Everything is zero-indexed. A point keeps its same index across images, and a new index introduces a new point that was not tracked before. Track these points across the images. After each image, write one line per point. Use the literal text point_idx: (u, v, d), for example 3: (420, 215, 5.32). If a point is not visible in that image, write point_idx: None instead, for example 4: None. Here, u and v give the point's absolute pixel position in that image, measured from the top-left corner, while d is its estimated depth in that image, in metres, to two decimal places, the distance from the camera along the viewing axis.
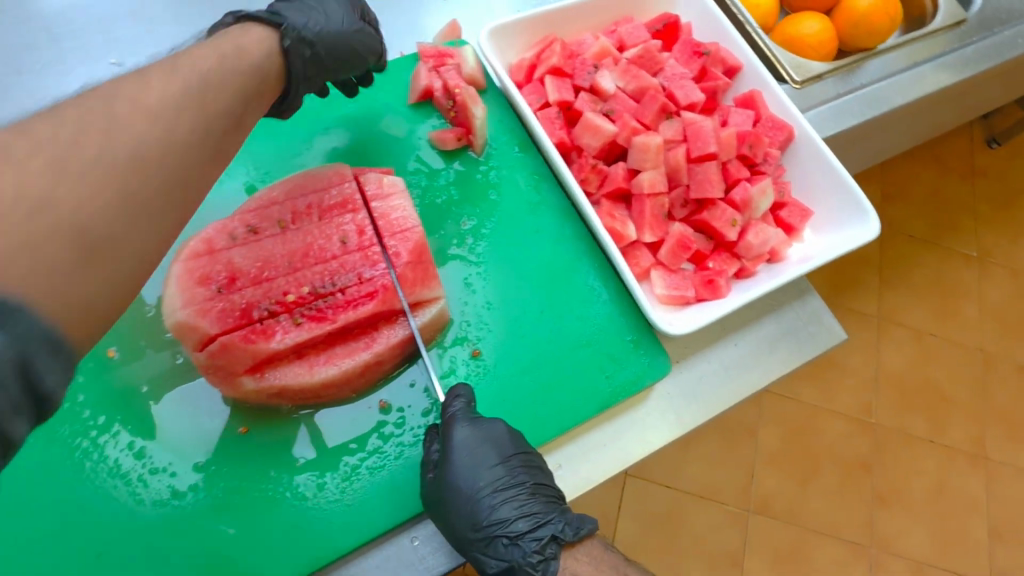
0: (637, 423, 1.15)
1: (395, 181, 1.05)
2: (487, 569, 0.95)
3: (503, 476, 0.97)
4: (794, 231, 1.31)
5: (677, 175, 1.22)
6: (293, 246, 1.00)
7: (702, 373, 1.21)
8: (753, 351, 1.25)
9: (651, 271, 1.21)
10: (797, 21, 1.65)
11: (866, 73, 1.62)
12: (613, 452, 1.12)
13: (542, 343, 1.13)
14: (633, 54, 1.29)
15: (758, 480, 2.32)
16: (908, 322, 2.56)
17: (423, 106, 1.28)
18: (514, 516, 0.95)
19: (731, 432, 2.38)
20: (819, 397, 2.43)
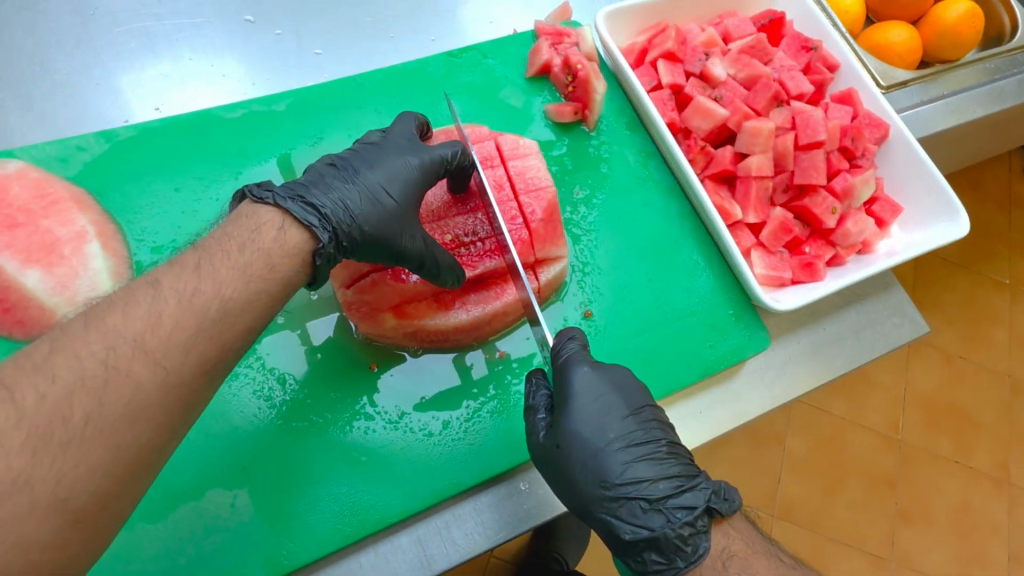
0: (728, 396, 1.20)
1: (530, 144, 1.13)
2: (620, 534, 0.90)
3: (635, 432, 0.94)
4: (884, 226, 1.35)
5: (784, 162, 1.27)
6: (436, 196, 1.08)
7: (788, 355, 1.25)
8: (838, 339, 1.28)
9: (751, 251, 1.26)
10: (884, 30, 1.70)
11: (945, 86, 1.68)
12: (707, 419, 1.18)
13: (649, 309, 1.19)
14: (741, 46, 1.35)
15: (784, 488, 2.32)
16: (938, 344, 2.57)
17: (540, 79, 1.34)
18: (652, 479, 0.90)
19: (760, 436, 2.38)
20: (848, 410, 2.44)
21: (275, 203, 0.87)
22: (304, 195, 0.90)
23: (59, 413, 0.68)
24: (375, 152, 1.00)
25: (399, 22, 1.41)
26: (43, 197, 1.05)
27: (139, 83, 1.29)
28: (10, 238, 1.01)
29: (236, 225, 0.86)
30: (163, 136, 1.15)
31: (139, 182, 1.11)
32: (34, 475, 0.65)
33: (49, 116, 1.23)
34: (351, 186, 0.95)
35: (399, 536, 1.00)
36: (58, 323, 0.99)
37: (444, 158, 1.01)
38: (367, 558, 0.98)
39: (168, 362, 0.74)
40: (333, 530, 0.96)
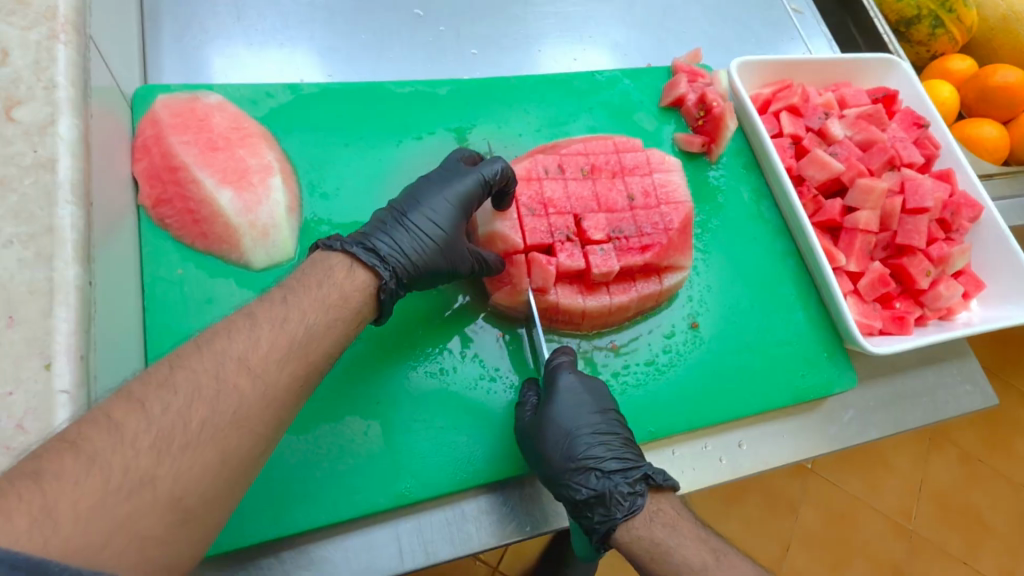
0: (801, 433, 1.26)
1: (671, 161, 1.23)
2: (572, 495, 0.96)
3: (599, 418, 1.01)
4: (967, 298, 1.44)
5: (889, 222, 1.37)
6: (590, 193, 1.18)
7: (858, 412, 1.31)
8: (909, 396, 1.35)
9: (848, 297, 1.35)
10: (976, 124, 1.83)
11: (1016, 189, 1.82)
12: (786, 444, 1.24)
13: (748, 331, 1.27)
14: (859, 113, 1.47)
15: (792, 556, 2.32)
16: (960, 443, 2.62)
17: (670, 111, 1.46)
18: (604, 459, 0.97)
19: (775, 501, 2.40)
20: (863, 489, 2.47)
21: (343, 249, 0.96)
22: (365, 241, 0.99)
23: (180, 419, 0.72)
24: (422, 189, 1.08)
25: (547, 41, 1.57)
26: (238, 129, 1.16)
27: (317, 48, 1.42)
28: (209, 158, 1.12)
29: (308, 272, 0.93)
30: (340, 98, 1.27)
31: (313, 133, 1.23)
32: (158, 473, 0.68)
33: (235, 60, 1.36)
34: (405, 227, 1.03)
35: (503, 492, 1.06)
36: (217, 255, 1.08)
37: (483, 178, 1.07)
38: (473, 507, 1.05)
39: (269, 376, 0.81)
40: (451, 474, 1.03)
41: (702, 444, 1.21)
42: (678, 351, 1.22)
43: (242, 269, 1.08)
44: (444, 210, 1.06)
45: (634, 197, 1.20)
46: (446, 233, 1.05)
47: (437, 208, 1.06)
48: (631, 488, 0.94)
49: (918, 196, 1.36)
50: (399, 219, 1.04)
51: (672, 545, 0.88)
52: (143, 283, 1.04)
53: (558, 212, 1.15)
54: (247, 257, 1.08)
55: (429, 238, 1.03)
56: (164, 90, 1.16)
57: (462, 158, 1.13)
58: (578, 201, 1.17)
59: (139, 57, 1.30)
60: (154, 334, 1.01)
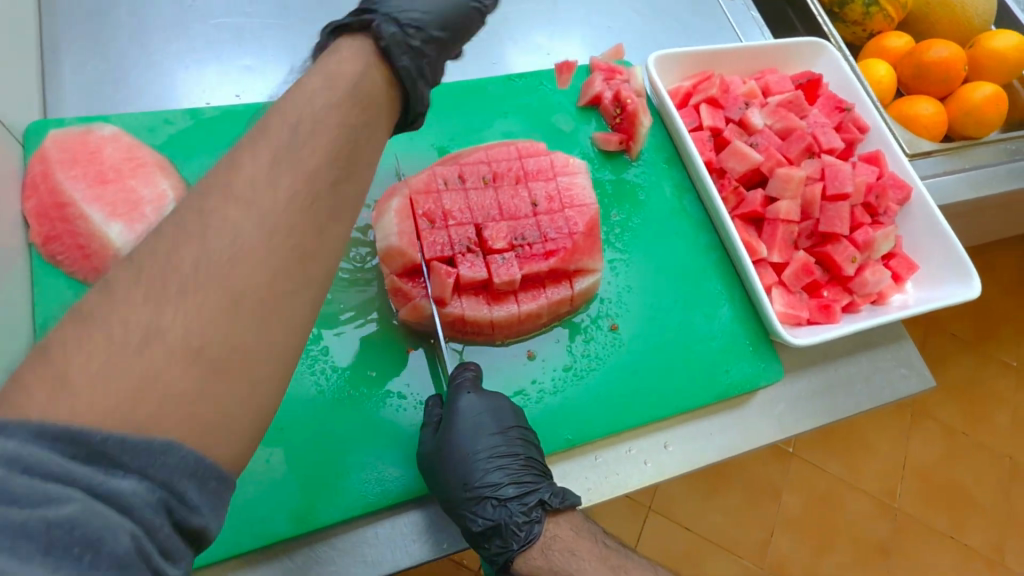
0: (731, 428, 1.25)
1: (579, 163, 1.21)
2: (471, 526, 0.97)
3: (501, 443, 1.00)
4: (899, 280, 1.42)
5: (811, 209, 1.36)
6: (491, 201, 1.17)
7: (791, 403, 1.30)
8: (844, 383, 1.34)
9: (773, 288, 1.33)
10: (913, 102, 1.81)
11: (958, 163, 1.80)
12: (717, 440, 1.23)
13: (669, 330, 1.26)
14: (778, 101, 1.45)
15: (776, 542, 2.32)
16: (938, 417, 2.60)
17: (588, 110, 1.44)
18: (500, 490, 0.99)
19: (754, 488, 2.39)
20: (846, 469, 2.46)
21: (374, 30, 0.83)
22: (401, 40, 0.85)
23: None
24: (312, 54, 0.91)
25: (467, 45, 1.55)
26: (131, 159, 1.14)
27: (225, 69, 1.40)
28: (100, 192, 1.10)
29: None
30: (244, 119, 1.25)
31: (217, 157, 1.21)
32: None
33: (140, 87, 1.34)
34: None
35: (417, 510, 1.05)
36: None
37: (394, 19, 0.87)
38: (387, 527, 1.03)
39: None
40: (359, 496, 1.02)
41: (627, 446, 1.19)
42: (597, 355, 1.20)
43: None
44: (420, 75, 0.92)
45: (539, 203, 1.18)
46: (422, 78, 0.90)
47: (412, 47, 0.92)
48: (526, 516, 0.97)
49: (838, 182, 1.35)
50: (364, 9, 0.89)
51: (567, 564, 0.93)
52: (36, 324, 1.02)
53: (459, 223, 1.14)
54: None
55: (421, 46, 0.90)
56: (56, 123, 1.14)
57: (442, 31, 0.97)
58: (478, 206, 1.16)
59: (39, 92, 1.28)
60: None
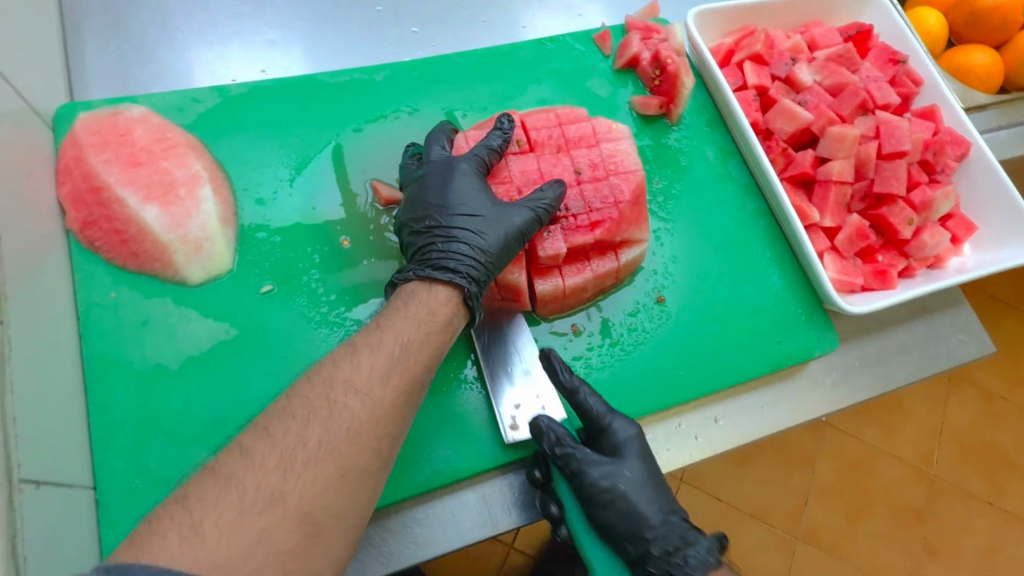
0: (784, 401, 1.21)
1: (623, 128, 1.16)
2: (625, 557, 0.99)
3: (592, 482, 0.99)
4: (956, 242, 1.36)
5: (865, 169, 1.29)
6: (535, 169, 1.13)
7: (845, 373, 1.25)
8: (898, 352, 1.28)
9: (825, 254, 1.28)
10: (967, 51, 1.69)
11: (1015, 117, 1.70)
12: (769, 413, 1.19)
13: (718, 302, 1.21)
14: (827, 55, 1.37)
15: (809, 509, 2.28)
16: (981, 382, 2.52)
17: (626, 73, 1.38)
18: (650, 470, 1.02)
19: (787, 455, 2.35)
20: (881, 439, 2.40)
21: (413, 276, 0.98)
22: (431, 264, 1.00)
23: None
24: (436, 184, 1.06)
25: (493, 9, 1.48)
26: (163, 140, 1.12)
27: (248, 44, 1.36)
28: (132, 174, 1.08)
29: (406, 301, 0.95)
30: (272, 95, 1.21)
31: (248, 135, 1.18)
32: None
33: (164, 67, 1.31)
34: (478, 231, 1.03)
35: (466, 491, 1.05)
36: (154, 276, 1.05)
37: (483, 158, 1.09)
38: (437, 508, 1.03)
39: None
40: (409, 478, 1.02)
41: (675, 422, 1.16)
42: (644, 328, 1.17)
43: (178, 286, 1.05)
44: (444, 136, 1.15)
45: (582, 171, 1.13)
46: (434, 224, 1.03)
47: (475, 201, 1.05)
48: (677, 540, 0.97)
49: (896, 139, 1.27)
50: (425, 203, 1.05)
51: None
52: (79, 312, 1.01)
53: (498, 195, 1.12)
54: (182, 274, 1.05)
55: (441, 257, 1.00)
56: (85, 106, 1.12)
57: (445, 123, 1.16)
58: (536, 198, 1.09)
59: (63, 74, 1.25)
60: (93, 361, 0.99)
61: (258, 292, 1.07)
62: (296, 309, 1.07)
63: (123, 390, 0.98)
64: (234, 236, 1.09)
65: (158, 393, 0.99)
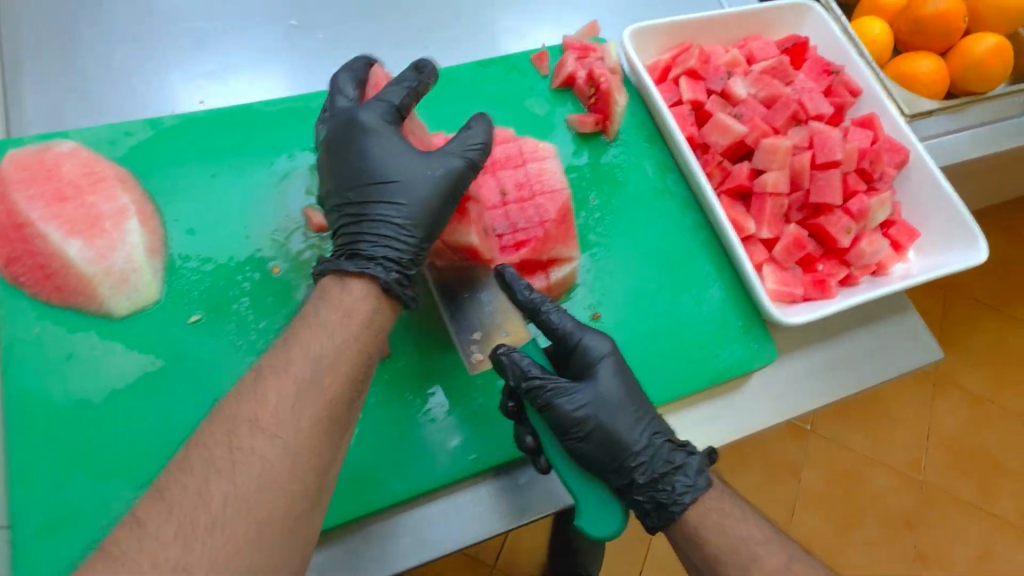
0: (728, 413, 1.20)
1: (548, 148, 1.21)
2: (636, 476, 1.01)
3: (579, 402, 1.02)
4: (901, 249, 1.35)
5: (800, 180, 1.29)
6: (463, 192, 1.13)
7: (791, 382, 1.24)
8: (844, 360, 1.28)
9: (764, 266, 1.28)
10: (912, 59, 1.70)
11: (968, 119, 1.69)
12: (714, 426, 1.19)
13: (657, 316, 1.21)
14: (764, 67, 1.37)
15: (797, 518, 2.26)
16: (966, 385, 2.49)
17: (563, 92, 1.39)
18: (628, 392, 1.06)
19: (774, 468, 2.33)
20: (870, 446, 2.38)
21: (329, 270, 0.97)
22: (351, 251, 1.00)
23: None
24: (343, 146, 1.04)
25: (436, 33, 1.49)
26: (91, 174, 1.13)
27: (188, 76, 1.37)
28: (58, 209, 1.08)
29: (318, 302, 0.92)
30: (204, 125, 1.21)
31: (180, 167, 1.18)
32: None
33: (101, 102, 1.31)
34: (394, 200, 1.02)
35: (424, 507, 1.07)
36: (79, 309, 1.04)
37: (391, 105, 1.06)
38: (394, 524, 1.05)
39: None
40: (365, 496, 1.04)
41: None
42: None
43: (103, 319, 1.05)
44: (350, 85, 1.13)
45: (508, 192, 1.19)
46: (353, 198, 1.03)
47: (394, 168, 1.03)
48: (664, 463, 1.02)
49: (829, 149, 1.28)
50: (341, 182, 1.04)
51: (739, 516, 1.00)
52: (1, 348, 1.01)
53: None
54: (107, 306, 1.05)
55: (363, 241, 1.00)
56: (15, 143, 1.13)
57: (347, 66, 1.14)
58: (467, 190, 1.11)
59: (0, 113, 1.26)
60: (15, 397, 0.98)
61: (187, 321, 1.07)
62: (225, 339, 1.07)
63: (45, 426, 0.98)
64: (162, 267, 1.09)
65: (80, 427, 0.98)
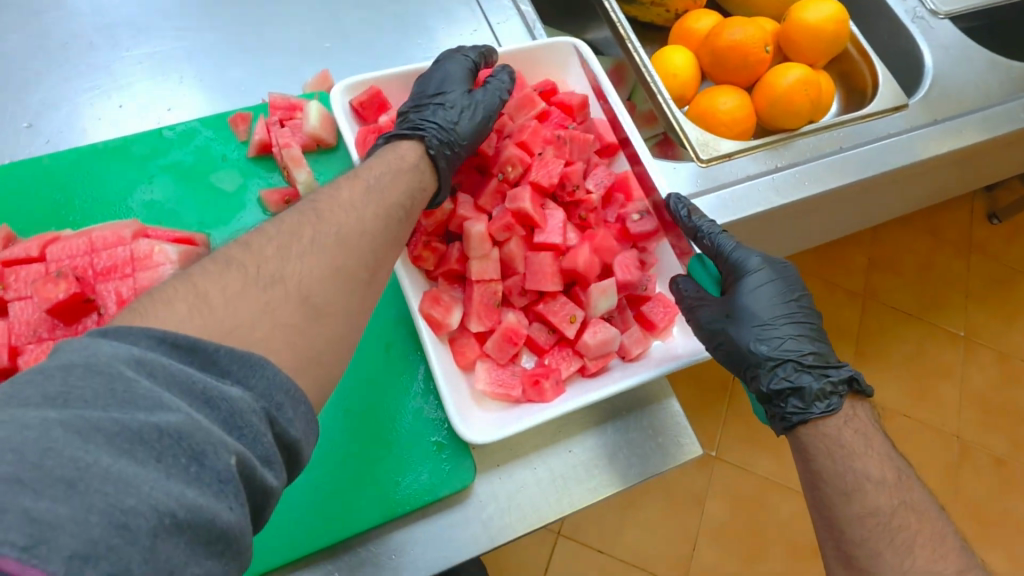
0: (441, 534, 1.05)
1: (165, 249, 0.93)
2: (763, 359, 1.04)
3: (713, 315, 1.09)
4: (655, 329, 1.17)
5: (514, 264, 1.15)
6: (43, 314, 0.89)
7: (527, 485, 1.09)
8: (588, 461, 1.13)
9: (477, 363, 1.10)
10: (712, 95, 1.54)
11: (788, 155, 1.51)
12: (426, 550, 1.03)
13: (342, 433, 1.04)
14: (509, 113, 1.24)
15: (698, 555, 2.09)
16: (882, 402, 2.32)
17: (266, 159, 1.20)
18: (770, 303, 1.06)
19: (676, 496, 2.15)
20: (776, 471, 2.21)
21: (402, 136, 1.06)
22: (414, 126, 1.09)
23: None
24: (427, 76, 1.17)
25: (144, 84, 1.29)
26: None
27: None
28: None
29: (383, 154, 1.02)
30: None
31: None
32: None
33: None
34: (445, 105, 1.10)
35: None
36: None
37: (471, 60, 1.19)
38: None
39: None
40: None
41: None
42: None
43: None
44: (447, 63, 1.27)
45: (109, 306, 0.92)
46: (424, 81, 1.17)
47: (444, 75, 1.15)
48: (783, 376, 1.02)
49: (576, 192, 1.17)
50: (413, 98, 1.14)
51: (859, 449, 0.94)
52: None
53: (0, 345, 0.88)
54: None
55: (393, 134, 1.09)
56: None
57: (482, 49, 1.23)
58: (531, 127, 1.17)
59: None
60: None
61: None
62: None
63: None
64: None
65: None
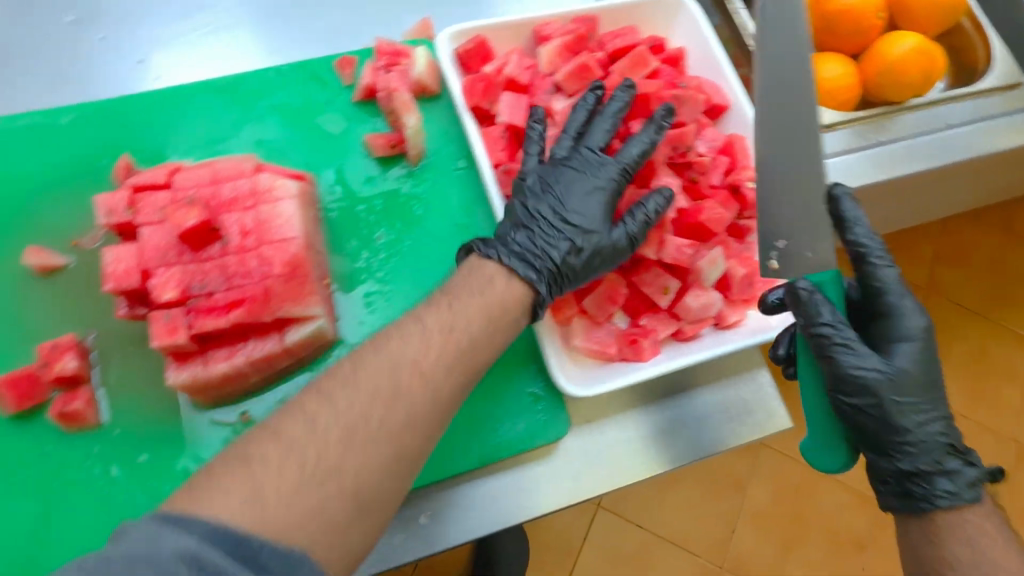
0: (532, 483, 1.06)
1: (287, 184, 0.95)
2: (907, 434, 0.89)
3: (871, 369, 0.87)
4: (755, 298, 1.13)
5: (617, 221, 1.10)
6: (172, 240, 0.92)
7: (617, 442, 1.10)
8: (678, 425, 1.13)
9: (573, 319, 1.09)
10: (819, 62, 1.46)
11: (895, 128, 1.45)
12: (519, 498, 1.05)
13: None
14: (619, 71, 1.16)
15: (738, 538, 1.94)
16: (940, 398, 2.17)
17: (370, 103, 1.20)
18: (928, 374, 0.90)
19: (715, 478, 1.99)
20: None
21: (497, 259, 0.99)
22: (506, 245, 1.02)
23: None
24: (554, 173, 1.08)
25: (244, 29, 1.30)
26: None
27: None
28: None
29: (466, 276, 0.97)
30: None
31: None
32: None
33: None
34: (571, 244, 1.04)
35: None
36: None
37: (606, 131, 1.10)
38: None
39: None
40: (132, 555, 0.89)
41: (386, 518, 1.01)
42: None
43: None
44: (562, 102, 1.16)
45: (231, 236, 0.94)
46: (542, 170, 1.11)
47: (571, 199, 1.06)
48: (931, 462, 0.88)
49: (688, 153, 1.13)
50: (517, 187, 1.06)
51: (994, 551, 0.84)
52: None
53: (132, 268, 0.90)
54: None
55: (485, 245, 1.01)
56: None
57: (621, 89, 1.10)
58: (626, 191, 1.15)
59: None
60: None
61: None
62: None
63: None
64: None
65: None
